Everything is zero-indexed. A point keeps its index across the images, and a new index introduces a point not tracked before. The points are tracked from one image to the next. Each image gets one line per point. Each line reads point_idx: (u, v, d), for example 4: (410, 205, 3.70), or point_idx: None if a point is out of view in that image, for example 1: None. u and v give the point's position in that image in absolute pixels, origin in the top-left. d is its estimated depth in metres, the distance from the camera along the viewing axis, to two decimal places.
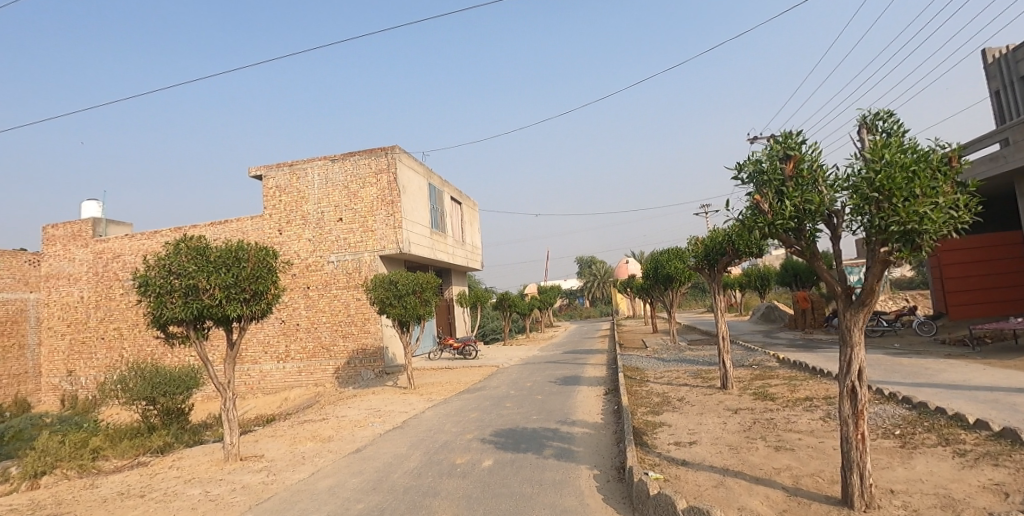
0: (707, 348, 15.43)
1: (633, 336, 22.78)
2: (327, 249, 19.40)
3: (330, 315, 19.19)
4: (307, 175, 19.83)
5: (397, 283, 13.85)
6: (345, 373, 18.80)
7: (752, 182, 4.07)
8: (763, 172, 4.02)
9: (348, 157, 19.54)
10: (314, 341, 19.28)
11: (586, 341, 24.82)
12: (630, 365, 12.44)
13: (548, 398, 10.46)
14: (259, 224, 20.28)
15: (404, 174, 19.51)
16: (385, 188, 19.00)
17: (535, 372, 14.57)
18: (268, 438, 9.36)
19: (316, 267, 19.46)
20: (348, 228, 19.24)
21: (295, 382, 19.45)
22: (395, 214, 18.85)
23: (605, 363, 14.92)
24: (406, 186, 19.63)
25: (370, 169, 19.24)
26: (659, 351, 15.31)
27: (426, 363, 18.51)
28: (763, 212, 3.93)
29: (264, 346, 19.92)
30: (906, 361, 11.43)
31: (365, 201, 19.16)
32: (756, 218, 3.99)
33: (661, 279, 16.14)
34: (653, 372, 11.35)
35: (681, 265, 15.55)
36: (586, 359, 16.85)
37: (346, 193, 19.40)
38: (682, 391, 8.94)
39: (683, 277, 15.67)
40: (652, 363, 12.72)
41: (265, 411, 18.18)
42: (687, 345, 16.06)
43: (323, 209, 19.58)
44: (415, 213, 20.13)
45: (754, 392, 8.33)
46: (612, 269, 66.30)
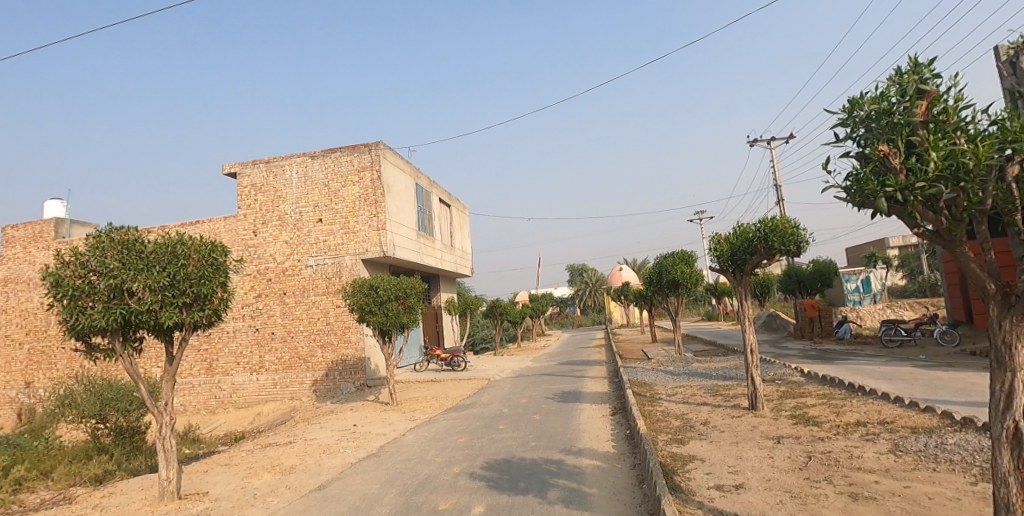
0: (716, 360, 14.24)
1: (632, 345, 21.55)
2: (305, 251, 18.04)
3: (307, 323, 17.79)
4: (285, 173, 18.50)
5: (378, 288, 12.54)
6: (323, 386, 17.41)
7: (871, 131, 3.27)
8: (890, 115, 3.20)
9: (329, 153, 18.25)
10: (290, 351, 17.86)
11: (582, 351, 23.58)
12: (637, 379, 11.19)
13: (548, 419, 9.17)
14: (233, 225, 18.89)
15: (389, 172, 18.23)
16: (368, 186, 17.70)
17: (531, 387, 13.27)
18: (220, 467, 7.99)
19: (293, 272, 18.09)
20: (328, 230, 17.90)
21: (270, 396, 18.01)
22: (379, 215, 17.52)
23: (607, 376, 13.68)
24: (392, 185, 18.35)
25: (353, 167, 17.95)
26: (665, 362, 14.08)
27: (411, 376, 17.14)
28: (892, 170, 3.13)
29: (236, 357, 18.47)
30: (944, 374, 10.27)
31: (347, 201, 17.84)
32: (878, 179, 3.18)
33: (666, 285, 14.94)
34: (665, 388, 10.09)
35: (687, 269, 14.40)
36: (585, 371, 15.60)
37: (326, 192, 18.08)
38: (705, 413, 7.70)
39: (689, 283, 14.52)
40: (661, 376, 11.47)
41: (235, 428, 16.71)
42: (694, 357, 14.86)
43: (302, 209, 18.24)
44: (402, 214, 18.85)
45: (791, 414, 7.10)
46: (605, 277, 65.20)
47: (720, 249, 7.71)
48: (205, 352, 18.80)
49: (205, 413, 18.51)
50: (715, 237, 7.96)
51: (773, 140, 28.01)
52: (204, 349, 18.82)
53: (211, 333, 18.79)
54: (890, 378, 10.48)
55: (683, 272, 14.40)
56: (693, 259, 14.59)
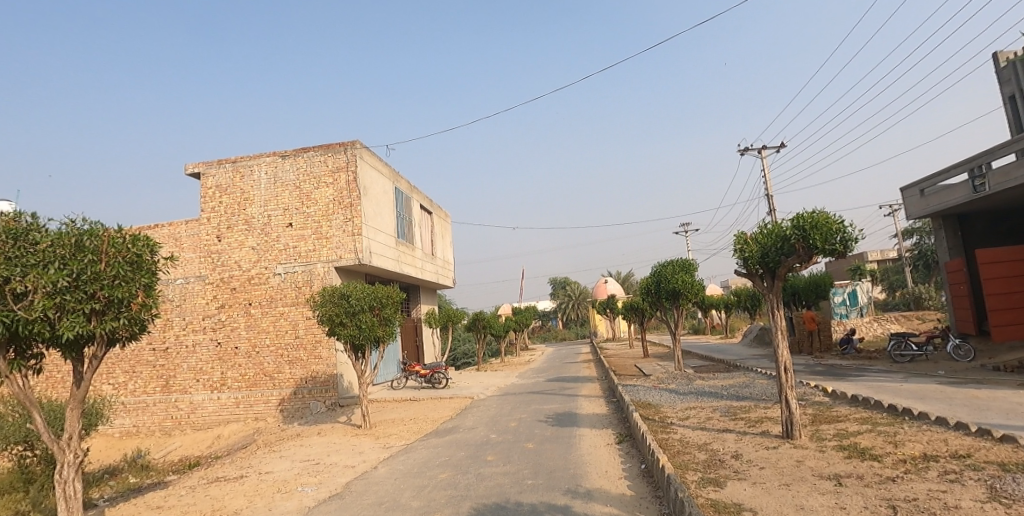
0: (720, 376, 13.15)
1: (623, 360, 20.39)
2: (273, 258, 16.62)
3: (274, 337, 16.31)
4: (253, 173, 17.16)
5: (350, 296, 11.21)
6: (290, 405, 15.89)
7: None
8: None
9: (301, 153, 16.96)
10: (254, 368, 16.34)
11: (570, 367, 22.38)
12: (642, 399, 10.01)
13: (544, 447, 7.93)
14: (194, 229, 17.41)
15: (366, 174, 16.95)
16: (343, 188, 16.40)
17: (519, 407, 11.99)
18: (148, 512, 6.57)
19: (259, 280, 16.64)
20: (298, 235, 16.52)
21: (231, 417, 16.43)
22: (355, 219, 16.20)
23: (603, 395, 12.51)
24: (369, 188, 17.07)
25: (327, 167, 16.66)
26: (666, 379, 12.93)
27: (387, 394, 15.73)
28: None
29: (195, 374, 16.89)
30: (979, 392, 9.26)
31: (320, 204, 16.50)
32: None
33: (665, 296, 13.82)
34: (674, 411, 8.93)
35: (689, 278, 13.34)
36: (577, 388, 14.39)
37: (297, 194, 16.74)
38: (732, 443, 6.54)
39: (691, 294, 13.43)
40: (668, 396, 10.31)
41: (190, 453, 15.11)
42: (695, 373, 13.75)
43: (270, 212, 16.87)
44: (380, 220, 17.57)
45: (838, 445, 5.98)
46: (588, 290, 64.24)
47: (750, 250, 6.63)
48: (161, 368, 17.19)
49: (159, 435, 16.86)
50: (740, 237, 6.88)
51: (763, 149, 27.39)
52: (160, 364, 17.22)
53: (168, 348, 17.20)
54: (920, 396, 9.45)
55: (684, 281, 13.32)
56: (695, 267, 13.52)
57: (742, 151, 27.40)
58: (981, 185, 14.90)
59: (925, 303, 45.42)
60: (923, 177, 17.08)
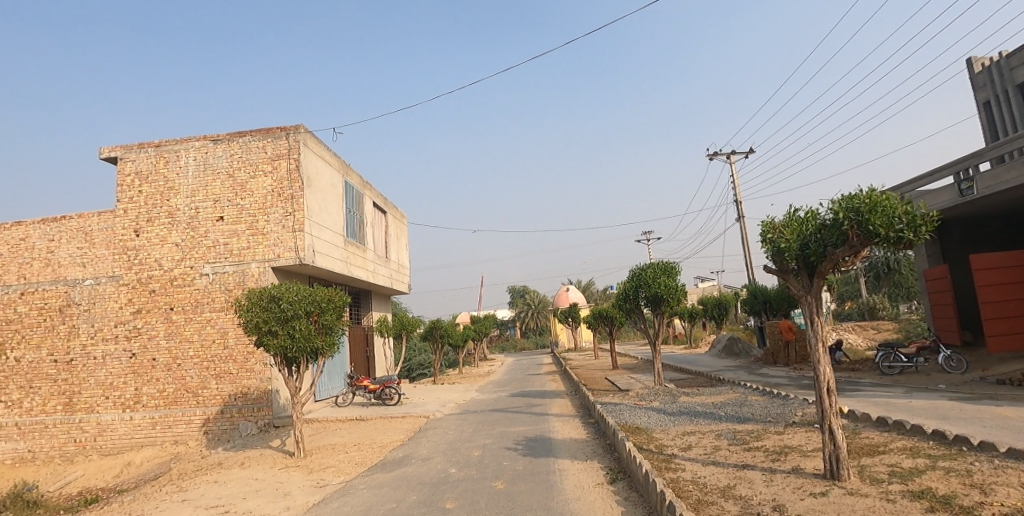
0: (705, 391, 11.85)
1: (591, 372, 18.97)
2: (200, 257, 14.46)
3: (199, 347, 14.14)
4: (180, 160, 15.05)
5: (282, 300, 9.34)
6: (216, 427, 13.74)
7: None
8: None
9: (236, 137, 14.97)
10: (175, 383, 14.11)
11: (534, 379, 20.85)
12: (629, 422, 8.52)
13: (519, 488, 6.30)
14: (108, 222, 15.08)
15: (311, 163, 15.05)
16: (283, 178, 14.48)
17: (482, 429, 10.34)
18: None
19: (183, 282, 14.43)
20: (230, 230, 14.46)
21: (146, 440, 14.09)
22: (296, 213, 14.27)
23: (578, 414, 11.00)
24: (315, 179, 15.18)
25: (265, 154, 14.72)
26: (647, 395, 11.52)
27: (329, 413, 13.77)
28: None
29: (104, 390, 14.47)
30: (1006, 412, 8.19)
31: (256, 195, 14.51)
32: None
33: (644, 303, 12.43)
34: (671, 439, 7.45)
35: (671, 283, 11.97)
36: (546, 405, 12.84)
37: (230, 183, 14.71)
38: (765, 488, 5.06)
39: (672, 301, 12.07)
40: (658, 417, 8.86)
41: (92, 485, 12.74)
42: (677, 387, 12.41)
43: (198, 204, 14.75)
44: (326, 216, 15.67)
45: (909, 493, 4.60)
46: (547, 299, 63.12)
47: (786, 242, 5.23)
48: (63, 383, 14.67)
49: (58, 463, 14.32)
50: (768, 225, 5.48)
51: (732, 154, 26.83)
52: (62, 379, 14.71)
53: (73, 359, 14.73)
54: (940, 416, 8.30)
55: (665, 286, 11.96)
56: (677, 271, 12.20)
57: (710, 155, 26.74)
58: (967, 187, 14.25)
59: (878, 314, 46.19)
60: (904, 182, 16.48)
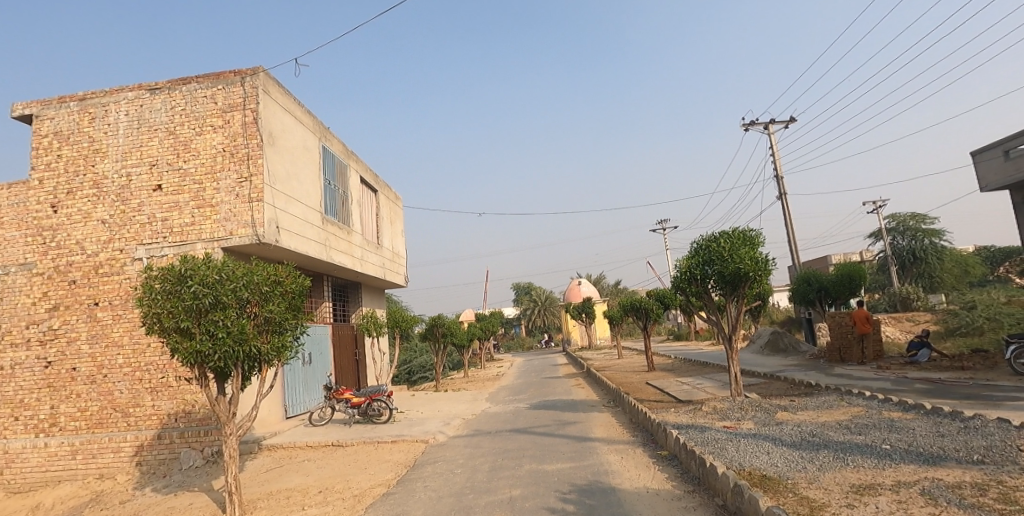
0: (808, 403, 8.60)
1: (625, 376, 15.78)
2: (132, 237, 11.28)
3: (130, 352, 10.94)
4: (108, 115, 11.88)
5: (193, 280, 6.09)
6: (151, 456, 10.56)
7: None
8: None
9: (179, 85, 11.78)
10: (101, 398, 10.94)
11: (555, 383, 17.67)
12: (750, 468, 5.25)
13: None
14: (19, 196, 11.90)
15: (274, 116, 11.82)
16: (236, 134, 11.27)
17: (504, 468, 7.13)
18: None
19: (110, 269, 11.26)
20: (169, 201, 11.26)
21: (64, 474, 10.91)
22: (253, 178, 11.01)
23: (637, 440, 7.76)
24: (280, 137, 11.93)
25: (213, 105, 11.52)
26: (729, 410, 8.25)
27: (298, 438, 10.58)
28: None
29: (14, 410, 11.32)
30: None
31: (203, 156, 11.32)
32: None
33: (718, 285, 9.15)
34: (852, 508, 4.19)
35: (757, 255, 8.74)
36: (585, 424, 9.61)
37: (170, 143, 11.54)
38: None
39: (756, 277, 8.82)
40: (787, 458, 5.58)
41: None
42: (764, 398, 9.16)
43: (131, 170, 11.57)
44: (298, 185, 12.43)
45: None
46: (555, 295, 60.05)
47: None
48: None
49: None
50: None
51: (770, 124, 23.67)
52: None
53: None
54: None
55: (748, 259, 8.68)
56: (759, 238, 8.95)
57: (745, 126, 23.56)
58: None
59: (912, 304, 43.02)
60: (1010, 137, 13.62)
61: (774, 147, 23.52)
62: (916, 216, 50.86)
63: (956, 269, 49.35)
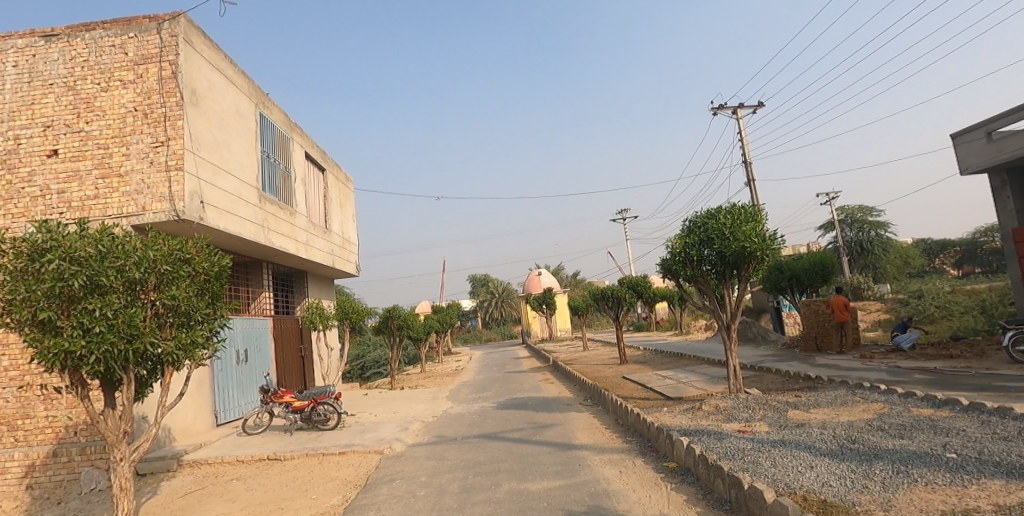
0: (818, 399, 7.62)
1: (596, 369, 14.70)
2: (19, 213, 9.30)
3: (16, 352, 9.01)
4: None
5: (57, 255, 4.48)
6: (45, 479, 8.69)
7: None
8: None
9: (80, 32, 9.82)
10: None
11: (520, 379, 16.46)
12: (804, 491, 4.10)
13: None
14: None
15: (199, 71, 10.03)
16: (151, 90, 9.45)
17: (480, 490, 5.80)
18: None
19: None
20: (67, 169, 9.32)
21: None
22: (170, 144, 9.24)
23: (634, 448, 6.58)
24: (206, 97, 10.17)
25: (123, 57, 9.63)
26: (735, 410, 7.16)
27: (228, 451, 8.96)
28: None
29: None
30: None
31: (110, 117, 9.46)
32: None
33: (715, 266, 8.04)
34: None
35: (761, 232, 7.67)
36: (565, 427, 8.40)
37: (69, 100, 9.57)
38: None
39: (760, 257, 7.77)
40: (840, 476, 4.47)
41: None
42: (765, 394, 8.15)
43: (18, 132, 9.55)
44: (228, 155, 10.69)
45: None
46: (512, 287, 58.98)
47: None
48: None
49: None
50: None
51: (738, 108, 23.00)
52: None
53: None
54: None
55: (753, 238, 7.62)
56: (762, 214, 7.91)
57: (714, 110, 22.80)
58: None
59: (862, 294, 43.82)
60: (994, 118, 13.17)
61: (742, 132, 22.89)
62: (863, 209, 52.12)
63: (899, 260, 50.89)
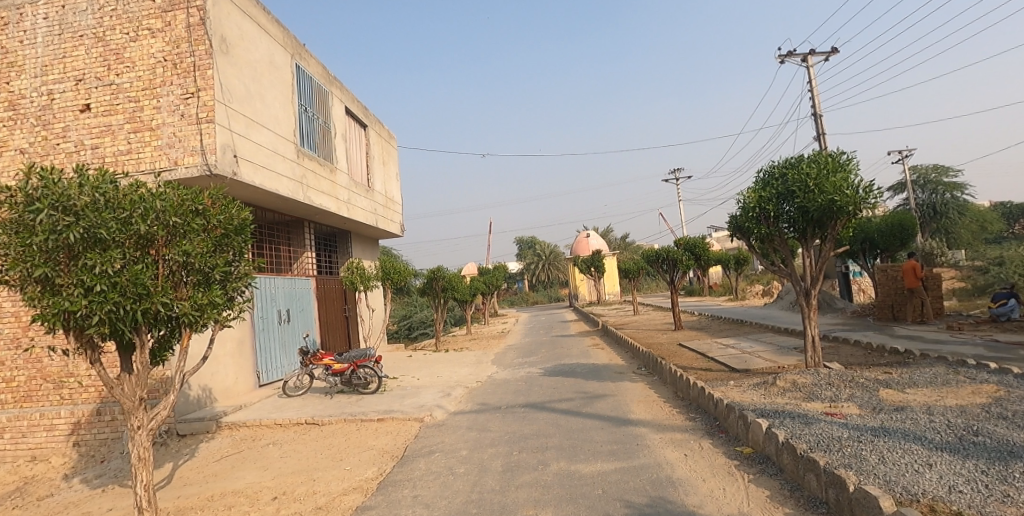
0: (913, 376, 6.62)
1: (649, 336, 13.88)
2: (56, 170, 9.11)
3: None
4: (23, 19, 9.52)
5: (51, 205, 4.02)
6: (91, 436, 8.72)
7: None
8: None
9: None
10: (29, 366, 9.04)
11: (568, 344, 15.82)
12: (928, 499, 3.28)
13: None
14: None
15: (229, 18, 9.47)
16: (180, 39, 8.95)
17: (525, 470, 5.22)
18: None
19: None
20: (100, 124, 9.04)
21: None
22: (201, 95, 8.78)
23: (698, 428, 5.82)
24: (237, 46, 9.63)
25: (150, 3, 9.14)
26: (815, 387, 6.28)
27: (267, 413, 8.73)
28: None
29: None
30: None
31: (140, 68, 9.05)
32: None
33: (794, 223, 7.02)
34: None
35: (852, 184, 6.58)
36: (617, 398, 7.72)
37: (99, 52, 9.21)
38: None
39: (850, 214, 6.69)
40: (968, 479, 3.61)
41: None
42: (848, 368, 7.19)
43: (51, 86, 9.29)
44: (262, 108, 10.21)
45: None
46: (559, 249, 58.12)
47: None
48: None
49: None
50: None
51: (809, 55, 20.91)
52: None
53: None
54: None
55: (842, 191, 6.54)
56: (853, 163, 6.80)
57: (782, 57, 20.83)
58: None
59: (935, 260, 40.80)
60: None
61: (813, 82, 20.86)
62: (940, 168, 48.08)
63: (975, 224, 46.88)
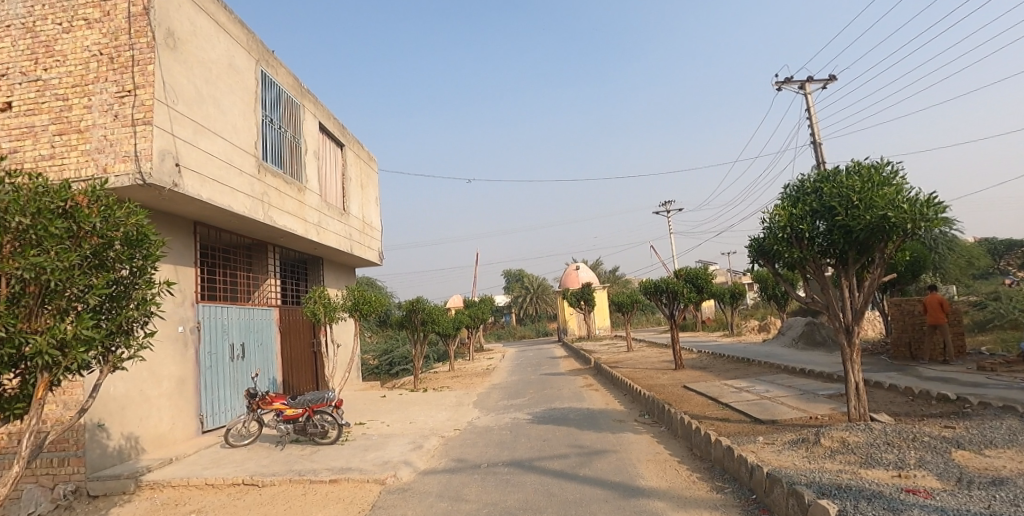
0: (987, 433, 5.37)
1: (649, 376, 12.56)
2: None
3: None
4: None
5: None
6: None
7: None
8: None
9: None
10: None
11: (557, 383, 14.41)
12: None
13: None
14: None
15: (180, 11, 8.38)
16: (119, 30, 7.80)
17: None
18: None
19: None
20: (21, 125, 7.77)
21: None
22: (139, 93, 7.59)
23: (732, 504, 4.53)
24: (188, 43, 8.51)
25: None
26: (872, 449, 5.02)
27: (200, 470, 7.26)
28: None
29: None
30: None
31: (72, 63, 7.87)
32: None
33: (831, 244, 5.88)
34: None
35: (904, 197, 5.46)
36: (622, 455, 6.39)
37: (27, 43, 8.00)
38: None
39: (902, 235, 5.54)
40: None
41: None
42: (900, 422, 5.94)
43: None
44: (216, 113, 9.02)
45: None
46: (546, 282, 56.94)
47: None
48: None
49: None
50: None
51: (807, 82, 20.25)
52: None
53: None
54: None
55: (894, 206, 5.43)
56: (903, 176, 5.70)
57: (779, 83, 20.15)
58: None
59: None
60: None
61: (812, 109, 20.16)
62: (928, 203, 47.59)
63: (962, 259, 45.40)
